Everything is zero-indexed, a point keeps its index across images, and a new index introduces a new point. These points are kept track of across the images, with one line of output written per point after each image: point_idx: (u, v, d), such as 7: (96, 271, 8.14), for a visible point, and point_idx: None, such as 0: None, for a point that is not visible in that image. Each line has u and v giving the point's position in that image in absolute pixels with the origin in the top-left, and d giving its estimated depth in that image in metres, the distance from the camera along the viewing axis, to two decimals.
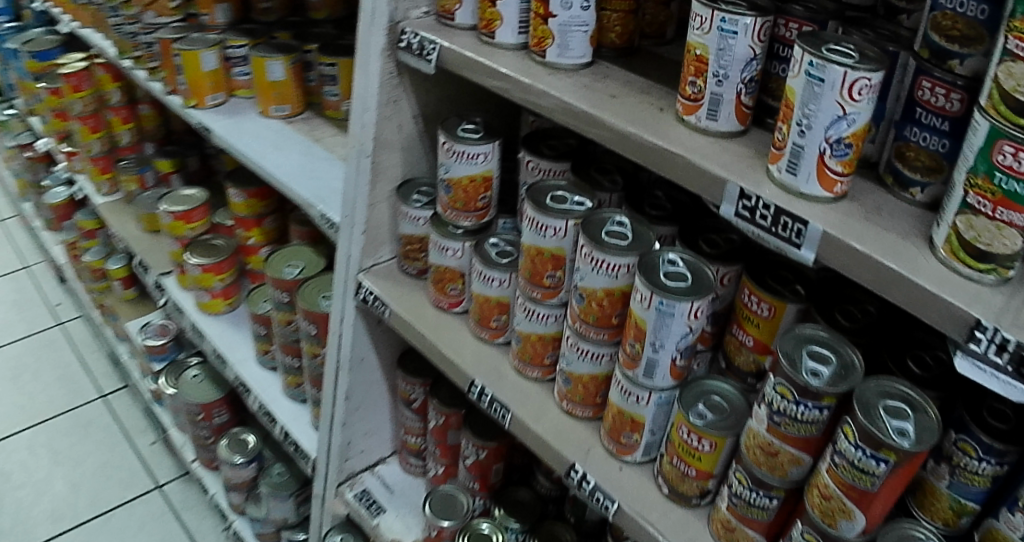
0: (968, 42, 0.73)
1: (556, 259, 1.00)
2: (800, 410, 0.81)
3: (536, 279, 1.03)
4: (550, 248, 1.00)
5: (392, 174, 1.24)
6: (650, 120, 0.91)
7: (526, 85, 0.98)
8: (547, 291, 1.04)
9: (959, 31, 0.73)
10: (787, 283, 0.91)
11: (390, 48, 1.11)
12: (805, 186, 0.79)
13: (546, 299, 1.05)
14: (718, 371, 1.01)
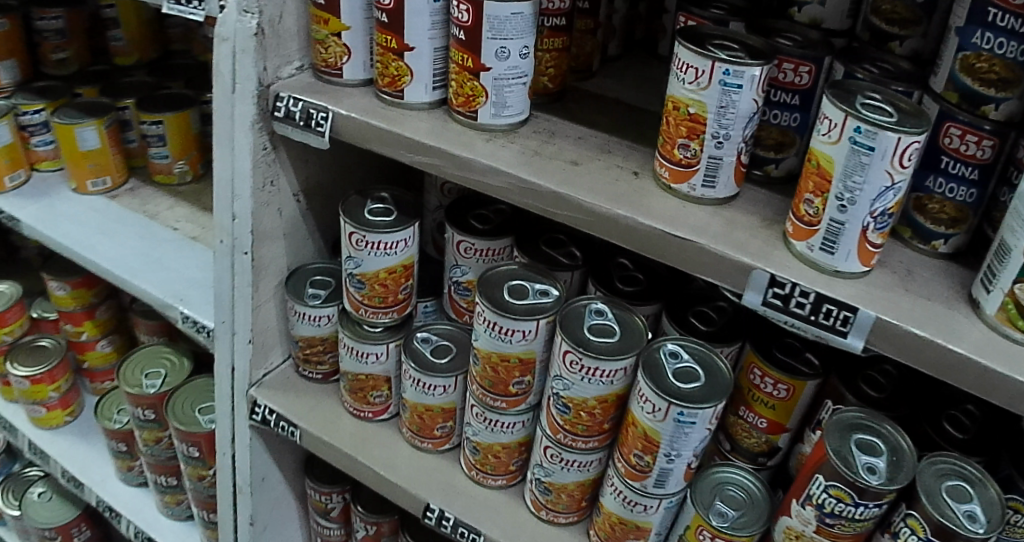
0: (1005, 86, 0.67)
1: (525, 364, 0.83)
2: (858, 510, 0.71)
3: (500, 388, 0.85)
4: (517, 354, 0.82)
5: (276, 266, 1.01)
6: (631, 191, 0.75)
7: (457, 158, 0.78)
8: (513, 398, 0.87)
9: (996, 74, 0.67)
10: (796, 353, 0.81)
11: (263, 117, 0.88)
12: (843, 264, 0.68)
13: (511, 407, 0.88)
14: (720, 452, 0.90)
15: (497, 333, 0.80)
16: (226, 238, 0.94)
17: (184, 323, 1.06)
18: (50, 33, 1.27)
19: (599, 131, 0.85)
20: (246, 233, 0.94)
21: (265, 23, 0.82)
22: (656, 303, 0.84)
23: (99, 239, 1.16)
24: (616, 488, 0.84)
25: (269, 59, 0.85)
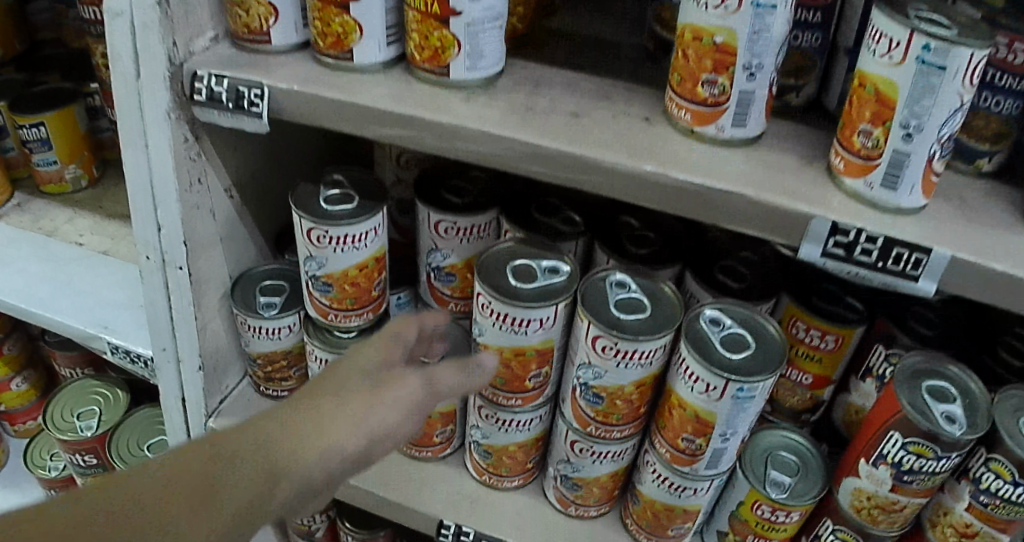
0: None
1: (543, 356, 0.70)
2: (939, 465, 0.64)
3: (514, 385, 0.72)
4: (534, 346, 0.69)
5: (217, 278, 0.83)
6: (649, 142, 0.64)
7: (437, 125, 0.64)
8: (529, 394, 0.74)
9: None
10: (836, 298, 0.72)
11: (179, 103, 0.71)
12: (906, 199, 0.60)
13: (527, 404, 0.75)
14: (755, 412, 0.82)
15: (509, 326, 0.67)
16: (153, 253, 0.78)
17: (115, 355, 0.91)
18: None
19: (588, 75, 0.73)
20: (178, 244, 0.77)
21: None
22: (679, 263, 0.73)
23: None
24: (658, 475, 0.73)
25: (178, 30, 0.68)
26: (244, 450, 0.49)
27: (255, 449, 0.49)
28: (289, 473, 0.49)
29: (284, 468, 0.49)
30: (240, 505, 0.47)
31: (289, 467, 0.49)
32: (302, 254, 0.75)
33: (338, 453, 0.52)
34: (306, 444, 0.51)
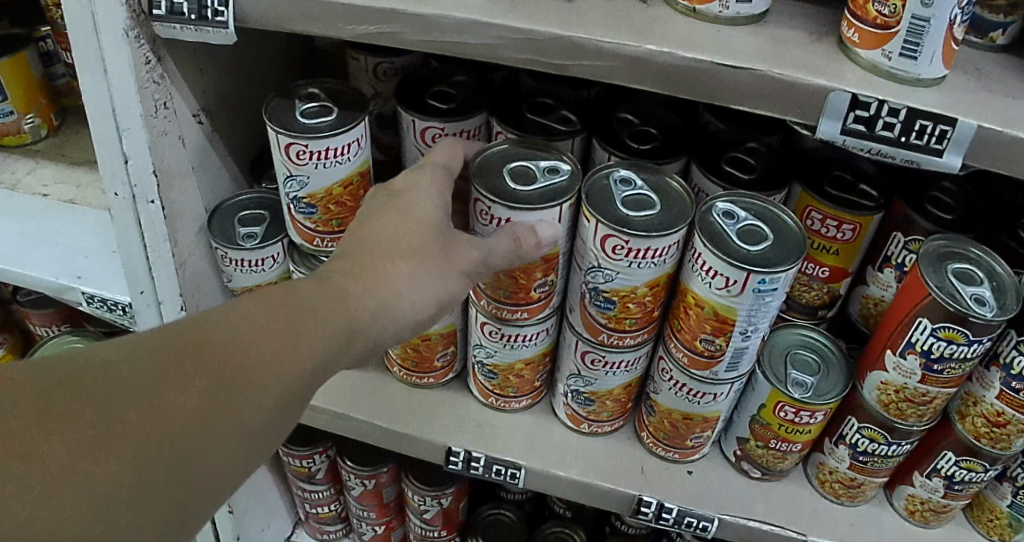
0: None
1: (548, 263, 0.66)
2: (970, 350, 0.62)
3: (520, 296, 0.68)
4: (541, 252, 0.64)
5: (192, 210, 0.78)
6: (649, 23, 0.59)
7: (421, 18, 0.59)
8: (535, 306, 0.70)
9: None
10: (850, 186, 0.69)
11: (137, 19, 0.64)
12: (925, 71, 0.56)
13: (531, 318, 0.71)
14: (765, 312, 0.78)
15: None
16: (121, 188, 0.71)
17: (91, 305, 0.85)
18: None
19: None
20: (148, 176, 0.71)
21: None
22: (684, 156, 0.68)
23: None
24: (674, 382, 0.71)
25: None
26: (248, 335, 0.47)
27: (260, 335, 0.48)
28: (289, 366, 0.48)
29: (286, 360, 0.48)
30: (239, 398, 0.46)
31: (290, 360, 0.48)
32: (282, 174, 0.70)
33: (340, 349, 0.51)
34: (310, 335, 0.50)
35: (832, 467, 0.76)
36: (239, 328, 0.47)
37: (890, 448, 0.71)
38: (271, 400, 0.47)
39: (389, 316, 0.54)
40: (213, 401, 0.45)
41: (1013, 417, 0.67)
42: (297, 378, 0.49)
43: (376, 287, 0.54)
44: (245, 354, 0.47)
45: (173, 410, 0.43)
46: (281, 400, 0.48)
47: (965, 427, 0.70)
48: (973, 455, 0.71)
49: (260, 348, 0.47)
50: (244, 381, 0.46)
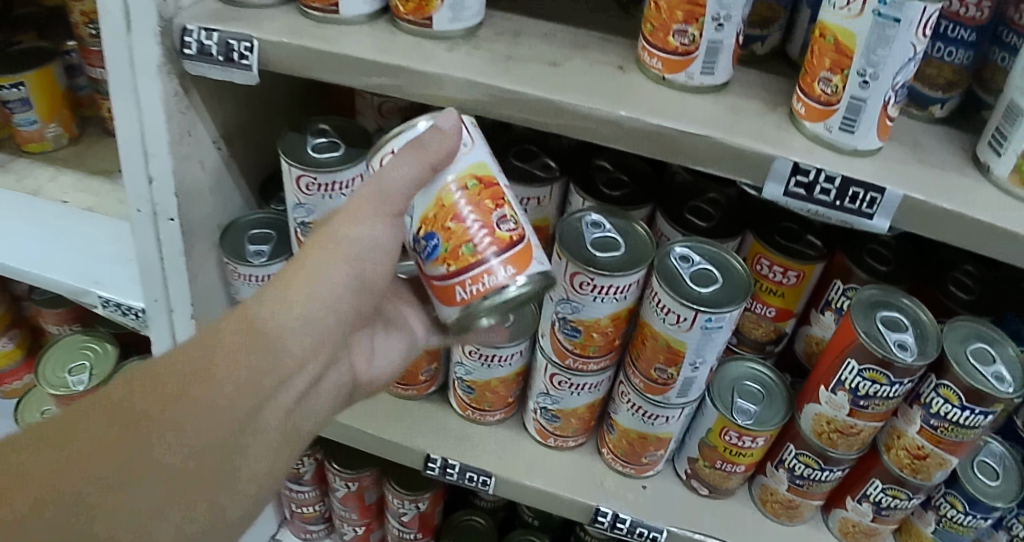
0: None
1: (488, 188, 0.62)
2: (893, 389, 0.70)
3: (486, 240, 0.60)
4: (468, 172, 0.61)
5: (206, 227, 0.86)
6: (620, 88, 0.68)
7: (421, 74, 0.67)
8: (518, 250, 0.61)
9: None
10: (798, 237, 0.77)
11: (170, 57, 0.72)
12: (861, 142, 0.63)
13: (525, 271, 0.61)
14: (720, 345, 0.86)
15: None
16: (144, 205, 0.80)
17: (106, 308, 0.92)
18: None
19: (564, 24, 0.75)
20: (170, 196, 0.79)
21: None
22: (651, 204, 0.76)
23: None
24: (632, 404, 0.79)
25: None
26: (159, 386, 0.53)
27: (193, 375, 0.55)
28: (211, 398, 0.54)
29: (205, 394, 0.54)
30: (168, 445, 0.52)
31: (210, 394, 0.54)
32: (291, 202, 0.78)
33: (265, 356, 0.58)
34: (222, 362, 0.56)
35: (773, 489, 0.84)
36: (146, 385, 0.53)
37: (823, 473, 0.79)
38: (210, 439, 0.54)
39: (306, 314, 0.60)
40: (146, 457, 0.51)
41: (933, 451, 0.74)
42: (226, 405, 0.55)
43: (287, 295, 0.60)
44: (160, 407, 0.52)
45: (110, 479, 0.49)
46: (219, 430, 0.54)
47: (892, 459, 0.78)
48: (899, 483, 0.79)
49: (174, 392, 0.53)
50: (172, 430, 0.52)
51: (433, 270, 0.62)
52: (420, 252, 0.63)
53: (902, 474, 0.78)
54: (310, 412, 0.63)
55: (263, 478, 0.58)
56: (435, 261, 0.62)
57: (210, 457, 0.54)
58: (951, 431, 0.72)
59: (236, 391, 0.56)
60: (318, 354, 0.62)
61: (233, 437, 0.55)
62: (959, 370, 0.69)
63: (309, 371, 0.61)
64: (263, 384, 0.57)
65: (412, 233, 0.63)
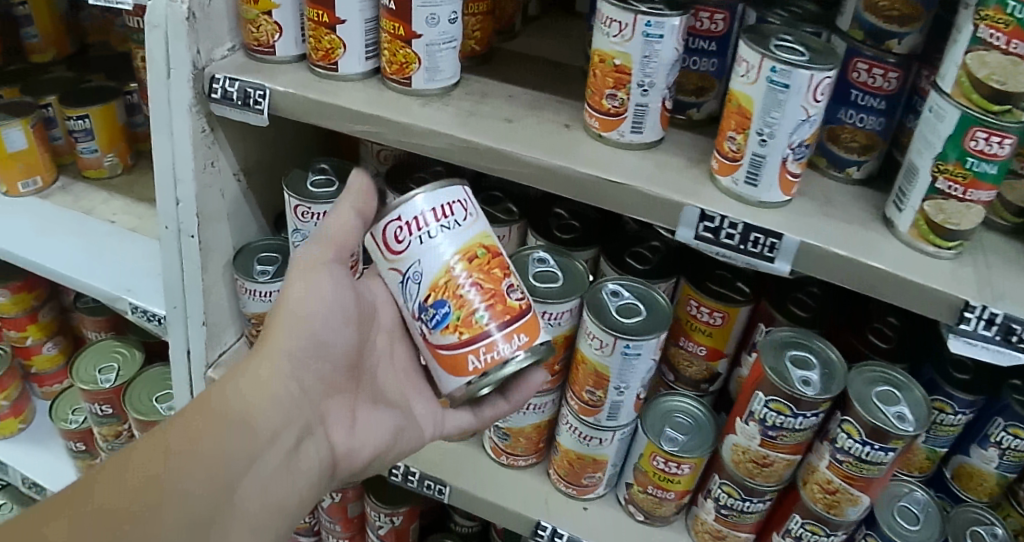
0: (906, 21, 0.71)
1: (494, 258, 0.72)
2: (798, 421, 0.76)
3: (499, 308, 0.71)
4: (478, 242, 0.72)
5: (222, 246, 0.99)
6: (565, 143, 0.79)
7: (397, 123, 0.80)
8: (524, 321, 0.72)
9: (898, 12, 0.71)
10: (728, 282, 0.85)
11: (200, 99, 0.87)
12: (766, 195, 0.72)
13: (532, 339, 0.72)
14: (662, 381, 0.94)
15: (437, 220, 0.70)
16: (171, 223, 0.93)
17: (134, 314, 1.03)
18: None
19: (532, 90, 0.87)
20: (192, 215, 0.92)
21: (195, 6, 0.82)
22: (595, 247, 0.87)
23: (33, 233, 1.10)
24: (571, 426, 0.88)
25: (202, 42, 0.84)
26: (142, 478, 0.63)
27: (177, 450, 0.65)
28: (190, 482, 0.64)
29: (184, 478, 0.64)
30: (159, 523, 0.61)
31: (189, 479, 0.65)
32: (291, 227, 0.91)
33: (238, 436, 0.70)
34: (198, 449, 0.66)
35: (704, 520, 0.91)
36: (130, 474, 0.62)
37: (745, 503, 0.86)
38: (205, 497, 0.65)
39: (267, 398, 0.74)
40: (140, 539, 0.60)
41: (843, 486, 0.80)
42: (206, 486, 0.65)
43: (248, 390, 0.73)
44: (145, 494, 0.62)
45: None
46: (201, 510, 0.64)
47: (810, 495, 0.83)
48: (818, 520, 0.84)
49: (156, 479, 0.63)
50: (158, 512, 0.62)
51: (445, 335, 0.71)
52: (427, 321, 0.72)
53: (820, 511, 0.83)
54: (288, 490, 0.74)
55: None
56: (446, 330, 0.71)
57: (196, 535, 0.64)
58: (856, 466, 0.77)
59: (213, 473, 0.66)
60: (283, 433, 0.74)
61: (213, 516, 0.65)
62: (860, 407, 0.75)
63: (279, 449, 0.73)
64: (237, 463, 0.69)
65: (419, 302, 0.72)
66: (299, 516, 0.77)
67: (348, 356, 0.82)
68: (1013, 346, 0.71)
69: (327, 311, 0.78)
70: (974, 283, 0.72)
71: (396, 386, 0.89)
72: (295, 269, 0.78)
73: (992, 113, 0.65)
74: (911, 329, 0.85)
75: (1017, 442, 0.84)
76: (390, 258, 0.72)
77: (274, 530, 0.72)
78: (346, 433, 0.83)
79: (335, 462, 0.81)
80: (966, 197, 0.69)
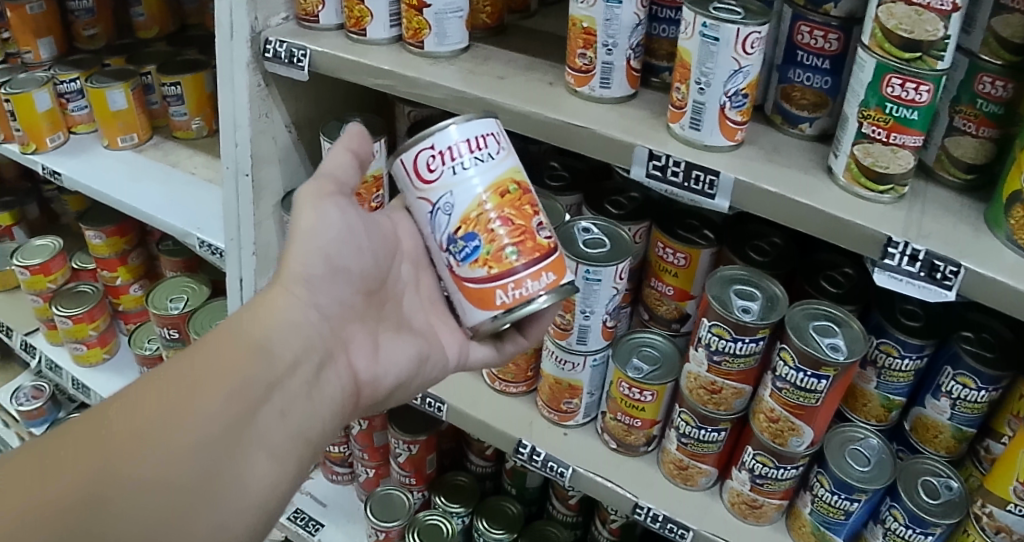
0: None
1: (523, 193, 0.76)
2: (738, 347, 0.84)
3: (527, 244, 0.75)
4: (509, 177, 0.75)
5: (273, 189, 1.16)
6: (547, 96, 0.92)
7: (407, 77, 0.95)
8: (551, 259, 0.76)
9: None
10: (695, 229, 0.94)
11: (255, 59, 1.05)
12: (709, 138, 0.84)
13: (559, 278, 0.77)
14: (641, 322, 1.04)
15: (471, 152, 0.74)
16: (231, 164, 1.10)
17: (200, 248, 1.23)
18: (81, 12, 1.48)
19: (528, 55, 1.01)
20: (247, 158, 1.10)
21: None
22: (578, 194, 1.00)
23: (127, 181, 1.34)
24: (550, 352, 0.99)
25: (259, 10, 1.02)
26: (159, 407, 0.66)
27: (187, 383, 0.68)
28: (208, 411, 0.67)
29: (202, 407, 0.67)
30: (168, 454, 0.64)
31: (206, 408, 0.67)
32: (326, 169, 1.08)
33: (258, 364, 0.71)
34: (217, 377, 0.69)
35: (669, 451, 0.98)
36: (143, 411, 0.65)
37: (701, 432, 0.93)
38: (216, 431, 0.67)
39: (286, 324, 0.75)
40: (151, 468, 0.63)
41: (786, 417, 0.85)
42: (223, 414, 0.68)
43: (268, 318, 0.75)
44: (159, 423, 0.65)
45: (116, 493, 0.61)
46: (218, 438, 0.67)
47: (759, 427, 0.89)
48: (769, 453, 0.90)
49: (174, 409, 0.66)
50: (174, 441, 0.65)
51: (474, 269, 0.75)
52: (455, 253, 0.76)
53: (768, 442, 0.89)
54: (312, 418, 0.76)
55: (268, 482, 0.70)
56: (475, 264, 0.75)
57: (213, 463, 0.66)
58: (794, 394, 0.83)
59: (230, 400, 0.69)
60: (304, 361, 0.75)
61: (233, 443, 0.68)
62: (795, 336, 0.82)
63: (300, 377, 0.75)
64: (255, 392, 0.70)
65: (448, 234, 0.76)
66: (326, 442, 0.79)
67: (365, 281, 0.84)
68: (936, 282, 0.77)
69: (339, 238, 0.79)
70: (902, 222, 0.79)
71: (422, 314, 0.92)
72: (304, 198, 0.78)
73: (903, 60, 0.74)
74: (864, 281, 0.94)
75: (966, 393, 0.88)
76: (419, 187, 0.76)
77: (298, 458, 0.74)
78: (370, 360, 0.85)
79: (359, 389, 0.83)
80: (890, 140, 0.78)
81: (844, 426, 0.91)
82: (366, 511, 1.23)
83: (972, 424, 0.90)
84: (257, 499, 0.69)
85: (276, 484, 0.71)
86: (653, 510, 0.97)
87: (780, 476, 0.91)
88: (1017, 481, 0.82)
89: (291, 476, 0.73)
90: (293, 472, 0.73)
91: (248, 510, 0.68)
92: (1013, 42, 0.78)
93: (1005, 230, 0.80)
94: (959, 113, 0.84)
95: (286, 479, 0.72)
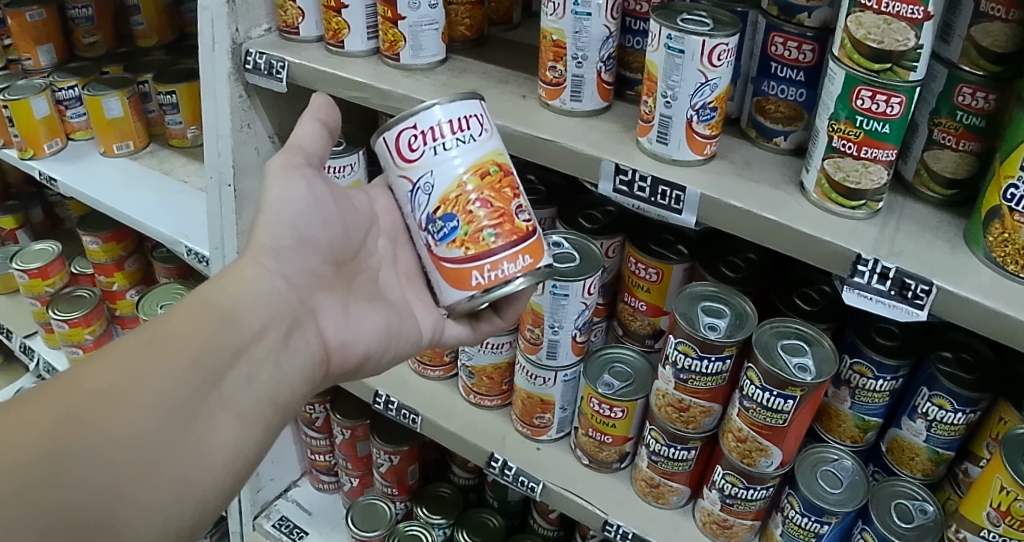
0: None
1: (507, 175, 0.74)
2: (704, 365, 0.83)
3: (506, 218, 0.72)
4: (491, 159, 0.73)
5: (256, 199, 1.17)
6: (517, 108, 0.92)
7: (380, 90, 0.95)
8: (530, 243, 0.74)
9: None
10: (669, 245, 0.95)
11: (236, 69, 1.05)
12: (677, 153, 0.83)
13: (536, 262, 0.74)
14: (616, 338, 1.05)
15: (453, 133, 0.71)
16: (215, 175, 1.12)
17: (188, 256, 1.25)
18: (81, 20, 1.56)
19: (504, 68, 1.02)
20: (227, 167, 1.11)
21: None
22: (553, 210, 1.02)
23: (122, 188, 1.38)
24: (523, 368, 1.00)
25: (241, 22, 1.02)
26: (123, 367, 0.60)
27: (152, 344, 0.63)
28: (174, 373, 0.62)
29: (168, 369, 0.62)
30: (129, 414, 0.59)
31: (172, 369, 0.62)
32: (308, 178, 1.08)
33: (222, 330, 0.67)
34: (183, 339, 0.64)
35: (640, 468, 0.98)
36: (102, 372, 0.60)
37: (671, 450, 0.92)
38: (180, 395, 0.62)
39: (252, 293, 0.72)
40: (112, 429, 0.58)
41: (754, 438, 0.84)
42: (187, 376, 0.63)
43: (234, 287, 0.71)
44: (122, 384, 0.60)
45: (77, 453, 0.56)
46: (182, 401, 0.62)
47: (727, 446, 0.88)
48: (737, 473, 0.88)
49: (138, 369, 0.61)
50: (136, 402, 0.59)
51: (451, 247, 0.73)
52: (433, 234, 0.74)
53: (736, 462, 0.87)
54: (280, 383, 0.71)
55: (233, 447, 0.65)
56: (452, 244, 0.73)
57: (176, 424, 0.61)
58: (760, 413, 0.81)
59: (197, 363, 0.64)
60: (271, 327, 0.72)
61: (198, 405, 0.63)
62: (763, 355, 0.80)
63: (268, 342, 0.71)
64: (222, 355, 0.66)
65: (427, 213, 0.73)
66: (295, 411, 0.74)
67: (333, 251, 0.81)
68: (907, 300, 0.72)
69: (305, 209, 0.77)
70: (873, 239, 0.75)
71: (397, 290, 0.89)
72: (272, 172, 0.78)
73: (872, 71, 0.72)
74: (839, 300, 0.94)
75: (942, 415, 0.85)
76: (401, 165, 0.74)
77: (265, 424, 0.69)
78: (339, 326, 0.81)
79: (329, 356, 0.79)
80: (861, 154, 0.75)
81: (817, 446, 0.89)
82: (345, 520, 1.22)
83: (949, 446, 0.88)
84: (224, 462, 0.64)
85: (241, 449, 0.66)
86: (623, 527, 0.96)
87: (750, 497, 0.90)
88: (991, 508, 0.76)
89: (257, 441, 0.68)
90: (259, 438, 0.68)
91: (214, 474, 0.63)
92: (994, 51, 0.73)
93: (982, 247, 0.74)
94: (938, 126, 0.79)
95: (252, 445, 0.67)
